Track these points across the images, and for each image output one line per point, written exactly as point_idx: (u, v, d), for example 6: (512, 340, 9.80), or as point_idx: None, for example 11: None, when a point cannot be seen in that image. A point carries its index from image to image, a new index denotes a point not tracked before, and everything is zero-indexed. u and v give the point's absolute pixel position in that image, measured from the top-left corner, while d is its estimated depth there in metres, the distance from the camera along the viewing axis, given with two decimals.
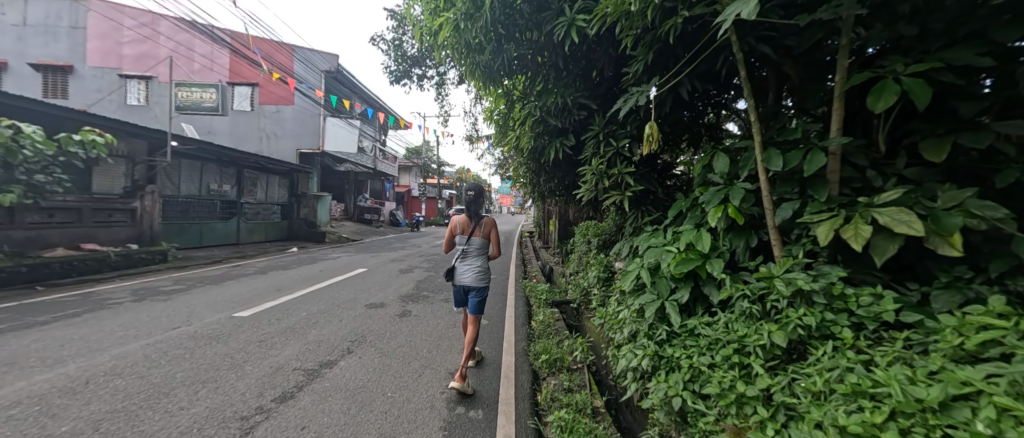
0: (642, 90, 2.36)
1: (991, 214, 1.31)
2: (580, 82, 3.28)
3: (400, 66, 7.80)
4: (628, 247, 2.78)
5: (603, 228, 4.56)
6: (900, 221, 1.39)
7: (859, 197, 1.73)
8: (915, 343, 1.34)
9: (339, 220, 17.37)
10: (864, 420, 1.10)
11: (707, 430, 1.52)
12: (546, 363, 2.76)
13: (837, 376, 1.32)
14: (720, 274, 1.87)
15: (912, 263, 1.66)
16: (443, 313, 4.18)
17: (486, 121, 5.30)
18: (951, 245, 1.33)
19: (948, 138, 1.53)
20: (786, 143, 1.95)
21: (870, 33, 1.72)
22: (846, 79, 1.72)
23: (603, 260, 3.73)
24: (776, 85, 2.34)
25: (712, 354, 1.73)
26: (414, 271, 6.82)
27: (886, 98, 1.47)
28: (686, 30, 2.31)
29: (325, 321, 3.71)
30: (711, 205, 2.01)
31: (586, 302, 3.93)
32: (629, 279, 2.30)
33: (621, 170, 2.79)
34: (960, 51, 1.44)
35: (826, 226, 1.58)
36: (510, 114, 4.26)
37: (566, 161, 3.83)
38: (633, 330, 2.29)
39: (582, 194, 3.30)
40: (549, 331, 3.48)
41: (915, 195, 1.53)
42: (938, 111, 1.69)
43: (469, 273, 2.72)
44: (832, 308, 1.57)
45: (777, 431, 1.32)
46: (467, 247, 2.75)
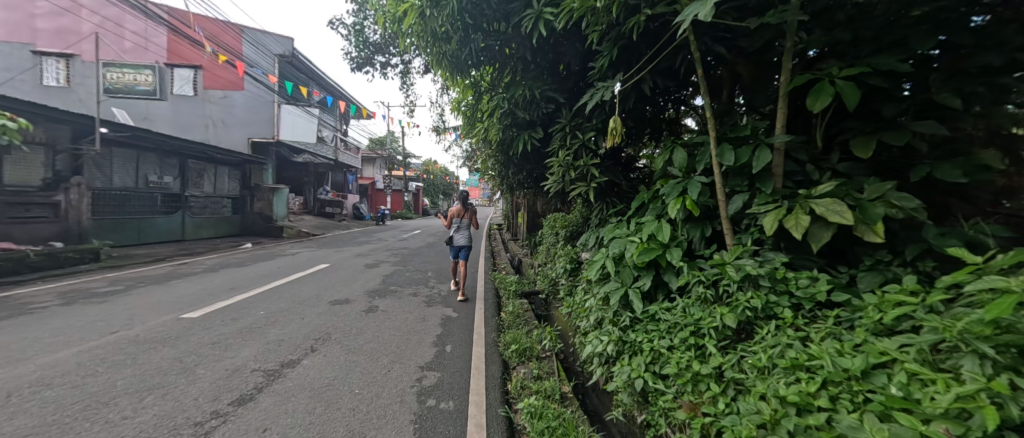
0: (606, 85, 2.46)
1: (906, 204, 1.51)
2: (546, 75, 3.32)
3: (362, 52, 7.45)
4: (595, 239, 2.89)
5: (569, 220, 4.68)
6: (833, 211, 1.54)
7: (800, 188, 1.90)
8: (844, 320, 1.50)
9: (299, 214, 16.50)
10: (801, 390, 1.23)
11: (666, 408, 1.63)
12: (515, 353, 2.80)
13: (778, 352, 1.46)
14: (678, 262, 2.01)
15: (844, 249, 1.84)
16: (412, 307, 4.12)
17: (453, 112, 5.20)
18: (875, 232, 1.52)
19: (874, 137, 1.71)
20: (736, 139, 2.09)
21: (812, 37, 1.88)
22: (790, 80, 1.87)
23: (570, 252, 3.85)
24: (729, 84, 2.49)
25: (671, 337, 1.86)
26: (380, 266, 6.65)
27: (823, 99, 1.63)
28: (648, 28, 2.39)
29: (285, 320, 3.53)
30: (671, 197, 2.14)
31: (555, 292, 4.04)
32: (595, 268, 2.41)
33: (587, 163, 2.90)
34: (885, 57, 1.61)
35: (771, 216, 1.73)
36: (477, 105, 4.22)
37: (534, 154, 3.89)
38: (599, 317, 2.42)
39: (549, 186, 3.38)
40: (518, 321, 3.52)
41: (846, 187, 1.70)
42: (866, 111, 1.88)
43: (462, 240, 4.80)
44: (775, 290, 1.72)
45: (728, 404, 1.43)
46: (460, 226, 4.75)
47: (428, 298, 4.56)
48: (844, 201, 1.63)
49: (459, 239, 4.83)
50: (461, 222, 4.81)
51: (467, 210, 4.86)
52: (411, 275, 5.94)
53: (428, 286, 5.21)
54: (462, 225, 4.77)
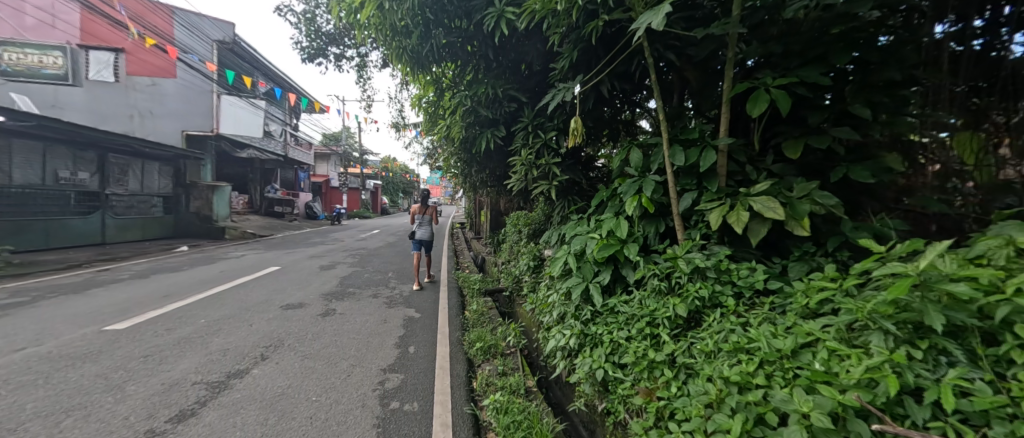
0: (567, 86, 2.53)
1: (827, 200, 1.70)
2: (508, 75, 3.36)
3: (314, 43, 7.02)
4: (557, 236, 2.97)
5: (532, 218, 4.74)
6: (768, 207, 1.71)
7: (741, 187, 2.08)
8: (777, 306, 1.67)
9: (244, 214, 15.29)
10: (742, 370, 1.35)
11: (624, 395, 1.72)
12: (480, 350, 2.79)
13: (723, 337, 1.59)
14: (635, 257, 2.13)
15: (777, 241, 2.04)
16: (372, 309, 3.98)
17: (413, 109, 5.07)
18: (802, 226, 1.71)
19: (801, 140, 1.91)
20: (686, 141, 2.24)
21: (750, 48, 2.05)
22: (732, 87, 2.04)
23: (533, 249, 3.92)
24: (679, 89, 2.66)
25: (629, 328, 1.97)
26: (337, 268, 6.34)
27: (760, 105, 1.80)
28: (606, 32, 2.49)
29: (231, 328, 3.27)
30: (628, 195, 2.26)
31: (519, 289, 4.09)
32: (558, 265, 2.49)
33: (549, 161, 2.97)
34: (810, 70, 1.81)
35: (716, 212, 1.88)
36: (439, 102, 4.16)
37: (497, 152, 3.90)
38: (562, 312, 2.50)
39: (512, 184, 3.42)
40: (482, 319, 3.52)
41: (779, 186, 1.89)
42: (794, 118, 2.10)
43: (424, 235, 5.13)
44: (720, 281, 1.89)
45: (679, 387, 1.54)
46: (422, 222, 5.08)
47: (389, 299, 4.42)
48: (778, 198, 1.81)
49: (422, 234, 5.15)
50: (424, 218, 5.13)
51: (429, 207, 5.19)
52: (371, 276, 5.74)
53: (388, 287, 5.05)
54: (425, 221, 5.10)
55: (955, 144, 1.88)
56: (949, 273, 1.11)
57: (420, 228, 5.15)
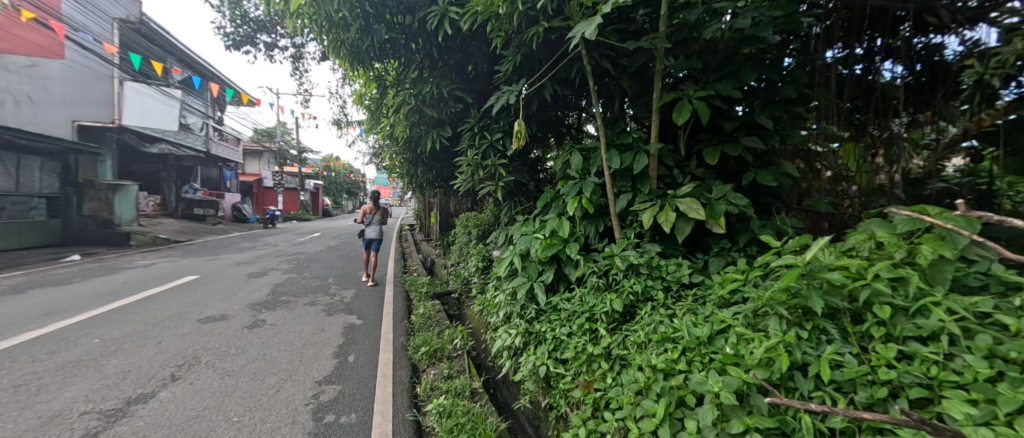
0: (511, 89, 2.57)
1: (739, 202, 1.91)
2: (454, 75, 3.34)
3: (240, 28, 6.29)
4: (504, 236, 3.01)
5: (481, 219, 4.75)
6: (691, 208, 1.88)
7: (669, 189, 2.26)
8: (699, 297, 1.84)
9: (155, 217, 13.48)
10: (667, 358, 1.47)
11: (565, 389, 1.79)
12: (426, 355, 2.72)
13: (652, 328, 1.72)
14: (576, 256, 2.22)
15: (700, 238, 2.25)
16: (308, 318, 3.72)
17: (355, 105, 4.82)
18: (719, 224, 1.90)
19: (719, 147, 2.13)
20: (621, 146, 2.38)
21: (676, 61, 2.24)
22: (661, 96, 2.21)
23: (481, 251, 3.92)
24: (617, 96, 2.82)
25: (570, 325, 2.05)
26: (268, 274, 5.83)
27: (684, 114, 1.97)
28: (547, 38, 2.57)
29: (134, 347, 2.87)
30: (569, 196, 2.35)
31: (467, 290, 4.07)
32: (504, 265, 2.52)
33: (495, 163, 3.00)
34: (725, 83, 2.01)
35: (648, 212, 2.03)
36: (382, 100, 4.00)
37: (443, 153, 3.84)
38: (508, 312, 2.53)
39: (459, 185, 3.41)
40: (429, 323, 3.43)
41: (701, 188, 2.08)
42: (714, 127, 2.33)
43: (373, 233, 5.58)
44: (651, 276, 2.03)
45: (613, 378, 1.64)
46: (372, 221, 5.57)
47: (328, 306, 4.16)
48: (700, 200, 1.99)
49: (371, 232, 5.60)
50: (374, 218, 5.64)
51: (379, 208, 5.72)
52: (308, 282, 5.35)
53: (328, 293, 4.75)
54: (375, 220, 5.60)
55: (844, 154, 2.58)
56: (827, 264, 1.30)
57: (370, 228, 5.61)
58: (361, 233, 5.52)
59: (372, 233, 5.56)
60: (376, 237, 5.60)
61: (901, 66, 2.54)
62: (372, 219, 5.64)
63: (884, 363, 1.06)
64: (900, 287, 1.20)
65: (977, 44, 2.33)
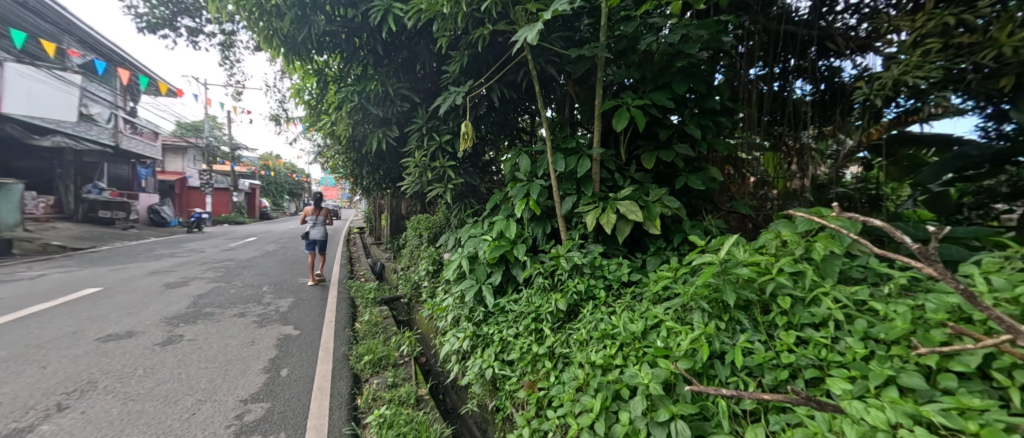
0: (458, 90, 2.55)
1: (672, 204, 2.05)
2: (400, 73, 3.24)
3: (156, 11, 5.42)
4: (453, 239, 2.97)
5: (432, 221, 4.65)
6: (629, 210, 1.98)
7: (610, 192, 2.37)
8: (636, 294, 1.94)
9: (48, 221, 11.57)
10: (605, 354, 1.53)
11: (511, 390, 1.80)
12: (369, 364, 2.60)
13: (593, 326, 1.78)
14: (522, 257, 2.25)
15: (639, 238, 2.38)
16: (237, 330, 3.40)
17: (293, 100, 4.50)
18: (654, 225, 2.02)
19: (656, 153, 2.27)
20: (566, 150, 2.46)
21: (616, 71, 2.35)
22: (603, 103, 2.31)
23: (432, 254, 3.83)
24: (563, 102, 2.90)
25: (517, 326, 2.07)
26: (190, 284, 5.24)
27: (623, 121, 2.08)
28: (494, 41, 2.59)
29: (8, 374, 2.43)
30: (517, 198, 2.38)
31: (417, 295, 3.96)
32: (452, 268, 2.48)
33: (443, 164, 2.96)
34: (660, 93, 2.15)
35: (591, 214, 2.11)
36: (323, 96, 3.78)
37: (390, 153, 3.71)
38: (456, 315, 2.50)
39: (406, 187, 3.31)
40: (375, 330, 3.28)
41: (640, 191, 2.20)
42: (651, 134, 2.48)
43: (317, 235, 5.44)
44: (594, 275, 2.11)
45: (556, 376, 1.67)
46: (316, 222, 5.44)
47: (262, 317, 3.83)
48: (638, 202, 2.11)
49: (315, 234, 5.46)
50: (317, 219, 5.51)
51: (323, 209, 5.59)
52: (239, 291, 4.90)
53: (262, 303, 4.37)
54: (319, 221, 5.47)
55: (765, 162, 2.89)
56: (742, 260, 1.43)
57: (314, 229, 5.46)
58: (303, 235, 5.37)
59: (316, 235, 5.43)
60: (320, 238, 5.47)
61: (808, 85, 2.88)
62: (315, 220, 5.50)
63: (785, 348, 1.19)
64: (799, 279, 1.36)
65: (866, 70, 2.70)
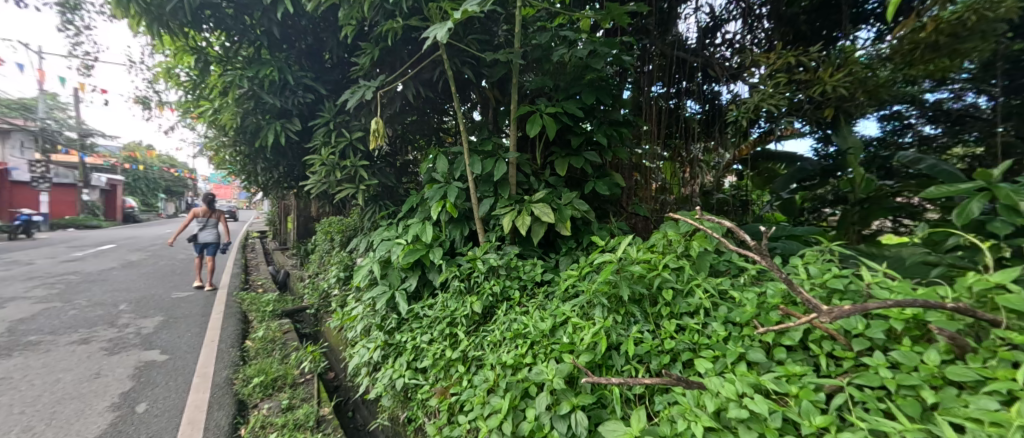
0: (367, 84, 2.41)
1: (582, 207, 2.18)
2: (304, 60, 3.03)
3: None
4: (365, 243, 2.78)
5: (345, 224, 4.30)
6: (542, 212, 2.06)
7: (526, 195, 2.44)
8: (549, 292, 2.01)
9: None
10: (516, 354, 1.55)
11: (422, 399, 1.73)
12: (260, 386, 2.28)
13: (507, 327, 1.80)
14: (438, 261, 2.18)
15: (553, 239, 2.48)
16: (78, 361, 2.73)
17: (165, 81, 3.81)
18: (565, 226, 2.13)
19: (568, 159, 2.39)
20: (483, 152, 2.46)
21: (532, 79, 2.44)
22: (519, 108, 2.37)
23: (343, 259, 3.53)
24: (481, 104, 2.91)
25: (431, 331, 2.00)
26: (8, 306, 4.08)
27: (536, 127, 2.16)
28: (407, 36, 2.50)
29: None
30: (434, 200, 2.31)
31: (326, 305, 3.61)
32: (362, 274, 2.31)
33: (354, 163, 2.75)
34: (570, 103, 2.28)
35: (508, 217, 2.14)
36: (204, 79, 3.26)
37: (291, 148, 3.34)
38: (367, 325, 2.34)
39: (311, 186, 3.00)
40: (272, 346, 2.91)
41: (553, 195, 2.29)
42: (564, 141, 2.61)
43: (209, 237, 5.38)
44: (509, 276, 2.14)
45: (469, 380, 1.65)
46: (208, 224, 5.36)
47: (117, 342, 3.13)
48: (551, 205, 2.20)
49: (206, 236, 5.38)
50: (208, 221, 5.40)
51: (214, 210, 5.47)
52: (86, 312, 3.95)
53: (118, 325, 3.58)
54: (211, 223, 5.40)
55: (665, 171, 3.17)
56: (635, 258, 1.58)
57: (204, 231, 5.37)
58: (192, 238, 5.24)
59: (207, 237, 5.37)
60: (213, 240, 5.43)
61: (697, 105, 3.31)
62: (206, 222, 5.40)
63: (668, 335, 1.33)
64: (680, 274, 1.54)
65: (737, 95, 3.20)
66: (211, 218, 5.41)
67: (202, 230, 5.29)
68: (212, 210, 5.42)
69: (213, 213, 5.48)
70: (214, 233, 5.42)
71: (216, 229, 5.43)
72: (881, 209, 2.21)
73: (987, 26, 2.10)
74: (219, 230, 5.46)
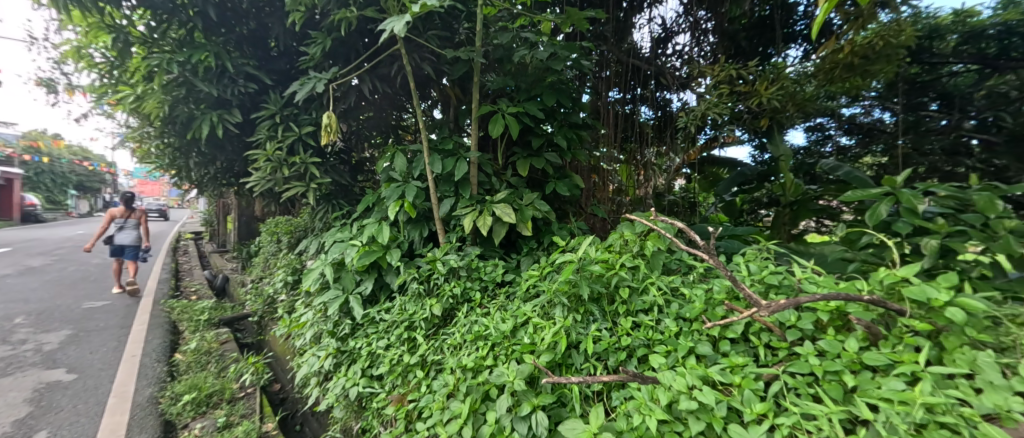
0: (318, 76, 2.27)
1: (542, 208, 2.20)
2: (246, 45, 2.81)
3: None
4: (316, 244, 2.61)
5: (293, 224, 4.02)
6: (503, 213, 2.05)
7: (487, 195, 2.42)
8: (510, 293, 2.01)
9: None
10: (477, 357, 1.52)
11: (378, 407, 1.66)
12: (193, 404, 2.07)
13: (468, 329, 1.76)
14: (396, 263, 2.10)
15: (515, 240, 2.48)
16: None
17: (76, 62, 3.35)
18: (526, 227, 2.14)
19: (529, 160, 2.40)
20: (444, 152, 2.41)
21: (493, 78, 2.43)
22: (480, 108, 2.35)
23: (292, 261, 3.30)
24: (442, 102, 2.86)
25: (388, 336, 1.92)
26: None
27: (498, 127, 2.15)
28: (362, 27, 2.39)
29: None
30: (391, 199, 2.22)
31: (272, 311, 3.36)
32: (312, 278, 2.17)
33: (303, 159, 2.57)
34: (531, 104, 2.29)
35: (469, 217, 2.10)
36: (125, 61, 2.91)
37: (231, 142, 3.07)
38: (317, 332, 2.20)
39: (253, 184, 2.77)
40: (208, 358, 2.64)
41: (515, 195, 2.29)
42: (525, 142, 2.62)
43: (128, 239, 4.85)
44: (471, 277, 2.11)
45: (428, 385, 1.60)
46: (127, 225, 4.84)
47: (11, 362, 2.70)
48: (513, 205, 2.20)
49: (125, 238, 4.84)
50: (127, 222, 4.87)
51: (135, 210, 4.93)
52: None
53: (13, 341, 3.08)
54: (130, 224, 4.87)
55: (621, 173, 3.30)
56: (594, 258, 1.62)
57: (122, 233, 4.84)
58: (107, 240, 4.70)
59: (126, 239, 4.84)
60: (133, 243, 4.90)
61: (650, 110, 3.47)
62: (124, 223, 4.86)
63: (625, 332, 1.38)
64: (636, 272, 1.60)
65: (686, 103, 3.40)
66: (131, 218, 4.88)
67: (120, 232, 4.77)
68: (132, 210, 4.88)
69: (133, 213, 4.94)
70: (135, 235, 4.90)
71: (137, 231, 4.91)
72: (808, 210, 2.44)
73: (890, 51, 2.48)
74: (140, 232, 4.94)
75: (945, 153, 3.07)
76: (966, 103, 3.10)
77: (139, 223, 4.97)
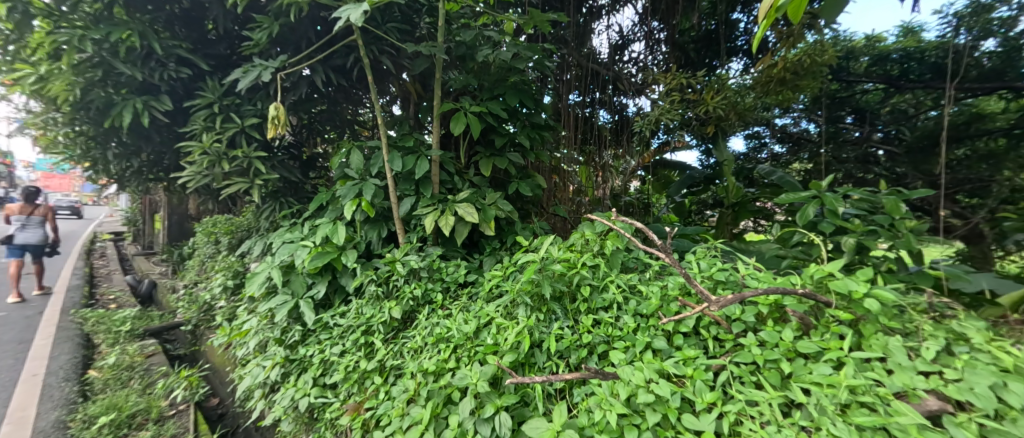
0: (264, 64, 2.10)
1: (505, 208, 2.19)
2: (176, 25, 2.56)
3: None
4: (261, 245, 2.42)
5: (235, 224, 3.70)
6: (465, 212, 2.02)
7: (449, 195, 2.37)
8: (473, 293, 1.98)
9: None
10: (439, 360, 1.48)
11: (332, 417, 1.57)
12: (111, 428, 1.83)
13: (429, 331, 1.71)
14: (352, 264, 1.99)
15: (477, 239, 2.46)
16: None
17: None
18: (489, 227, 2.12)
19: (492, 159, 2.39)
20: (403, 149, 2.33)
21: (456, 76, 2.39)
22: (442, 105, 2.30)
23: (233, 264, 3.03)
24: (401, 98, 2.76)
25: (343, 342, 1.81)
26: None
27: (460, 125, 2.11)
28: (314, 15, 2.25)
29: None
30: (347, 198, 2.10)
31: (208, 319, 3.06)
32: (256, 282, 2.00)
33: (247, 154, 2.37)
34: (494, 103, 2.28)
35: (430, 217, 2.05)
36: (24, 36, 2.52)
37: (160, 133, 2.76)
38: (263, 340, 2.03)
39: (186, 179, 2.51)
40: (130, 374, 2.36)
41: (477, 195, 2.27)
42: (487, 141, 2.61)
43: (29, 238, 4.32)
44: (432, 278, 2.05)
45: (386, 392, 1.54)
46: (28, 222, 4.32)
47: None
48: (475, 205, 2.17)
49: (24, 237, 4.31)
50: (28, 219, 4.34)
51: (38, 206, 4.41)
52: None
53: None
54: (32, 221, 4.34)
55: (581, 174, 3.39)
56: (556, 257, 1.64)
57: (22, 231, 4.32)
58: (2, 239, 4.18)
59: (26, 238, 4.31)
60: (36, 242, 4.37)
61: (607, 114, 3.60)
62: (25, 220, 4.34)
63: (586, 330, 1.40)
64: (596, 271, 1.65)
65: (641, 109, 3.56)
66: (34, 215, 4.36)
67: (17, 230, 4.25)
68: (34, 206, 4.37)
69: (37, 210, 4.42)
70: (38, 233, 4.37)
71: (41, 229, 4.38)
72: (747, 211, 2.66)
73: (815, 69, 2.76)
74: (45, 231, 4.41)
75: (858, 161, 3.49)
76: (875, 118, 3.53)
77: (44, 221, 4.44)
